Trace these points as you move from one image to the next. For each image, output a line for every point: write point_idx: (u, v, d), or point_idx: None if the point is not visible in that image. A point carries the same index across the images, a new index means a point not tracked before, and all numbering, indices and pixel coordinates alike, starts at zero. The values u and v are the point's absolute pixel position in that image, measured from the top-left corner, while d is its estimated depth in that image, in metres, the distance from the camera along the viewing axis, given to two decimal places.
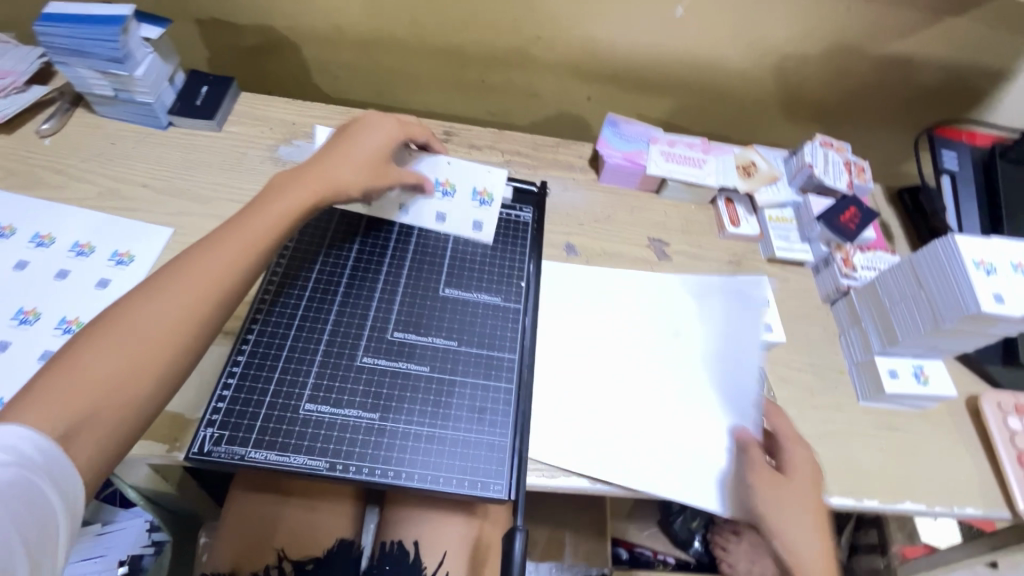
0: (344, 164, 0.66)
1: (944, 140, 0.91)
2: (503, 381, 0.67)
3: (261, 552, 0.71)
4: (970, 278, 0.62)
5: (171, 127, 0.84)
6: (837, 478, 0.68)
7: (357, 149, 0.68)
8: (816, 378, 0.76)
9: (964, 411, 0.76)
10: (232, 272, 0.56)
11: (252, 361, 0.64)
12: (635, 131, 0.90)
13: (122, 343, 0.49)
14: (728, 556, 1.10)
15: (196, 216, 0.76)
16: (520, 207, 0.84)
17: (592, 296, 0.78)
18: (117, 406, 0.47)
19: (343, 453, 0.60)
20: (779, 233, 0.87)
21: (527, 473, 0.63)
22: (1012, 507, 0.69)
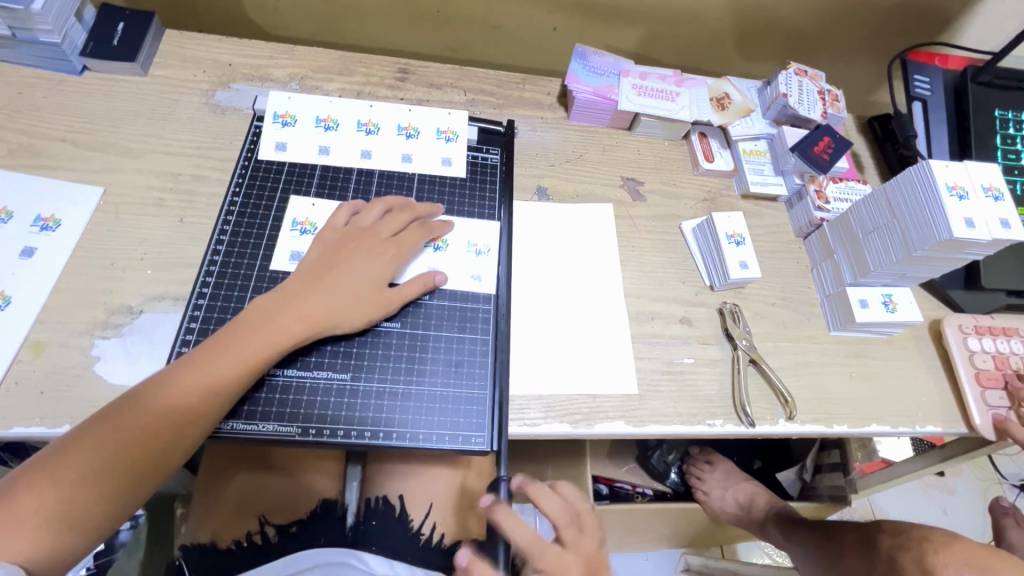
0: (340, 294, 0.59)
1: (917, 65, 0.89)
2: (479, 333, 0.65)
3: (241, 520, 0.70)
4: (944, 205, 0.62)
5: (87, 72, 0.74)
6: (809, 406, 0.70)
7: (352, 283, 0.60)
8: (789, 312, 0.77)
9: (927, 335, 0.79)
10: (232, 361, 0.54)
11: (206, 328, 0.60)
12: (604, 62, 0.84)
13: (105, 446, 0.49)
14: (702, 484, 1.16)
15: (129, 173, 0.68)
16: (487, 148, 0.79)
17: (567, 241, 0.76)
18: (114, 502, 0.49)
19: (315, 417, 0.58)
20: (753, 167, 0.85)
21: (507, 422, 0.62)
22: (968, 422, 0.73)
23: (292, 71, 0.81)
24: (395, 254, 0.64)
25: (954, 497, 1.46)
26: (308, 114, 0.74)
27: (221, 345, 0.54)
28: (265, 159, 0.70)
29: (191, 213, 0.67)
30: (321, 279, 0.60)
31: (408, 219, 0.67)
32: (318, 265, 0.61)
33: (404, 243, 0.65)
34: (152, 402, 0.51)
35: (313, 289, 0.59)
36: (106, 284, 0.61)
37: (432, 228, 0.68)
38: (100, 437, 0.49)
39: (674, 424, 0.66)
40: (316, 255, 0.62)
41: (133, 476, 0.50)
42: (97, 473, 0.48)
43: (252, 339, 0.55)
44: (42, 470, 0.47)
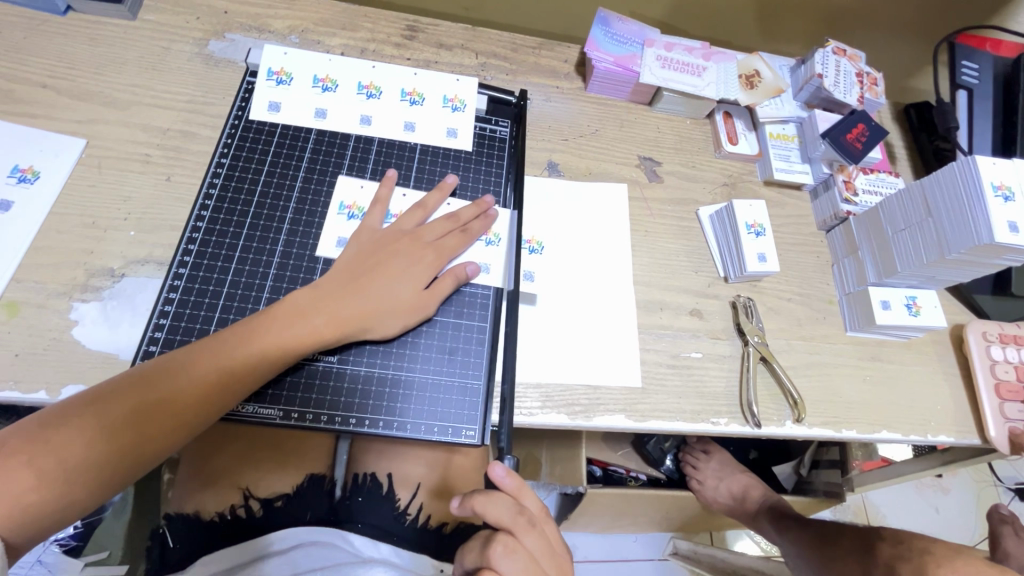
0: (377, 296, 0.57)
1: (965, 51, 0.84)
2: (476, 320, 0.62)
3: (226, 492, 0.68)
4: (987, 208, 0.58)
5: (72, 13, 0.68)
6: (818, 408, 0.68)
7: (388, 290, 0.58)
8: (805, 308, 0.73)
9: (948, 341, 0.75)
10: (261, 346, 0.52)
11: (186, 299, 0.57)
12: (628, 29, 0.78)
13: (109, 417, 0.47)
14: (697, 473, 1.14)
15: (114, 125, 0.64)
16: (496, 120, 0.74)
17: (577, 222, 0.72)
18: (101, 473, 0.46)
19: (299, 400, 0.56)
20: (779, 153, 0.80)
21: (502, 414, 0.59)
22: (982, 433, 0.71)
23: (292, 22, 0.75)
24: (436, 258, 0.61)
25: (948, 497, 1.45)
26: (306, 72, 0.68)
27: (248, 333, 0.53)
28: (256, 120, 0.66)
29: (179, 172, 0.63)
30: (357, 280, 0.57)
31: (450, 226, 0.63)
32: (357, 265, 0.58)
33: (440, 245, 0.62)
34: (164, 377, 0.49)
35: (348, 290, 0.56)
36: (86, 244, 0.58)
37: (474, 231, 0.64)
38: (104, 407, 0.47)
39: (677, 422, 0.64)
40: (352, 253, 0.59)
41: (135, 449, 0.48)
42: (96, 443, 0.46)
43: (278, 333, 0.53)
44: (32, 433, 0.44)
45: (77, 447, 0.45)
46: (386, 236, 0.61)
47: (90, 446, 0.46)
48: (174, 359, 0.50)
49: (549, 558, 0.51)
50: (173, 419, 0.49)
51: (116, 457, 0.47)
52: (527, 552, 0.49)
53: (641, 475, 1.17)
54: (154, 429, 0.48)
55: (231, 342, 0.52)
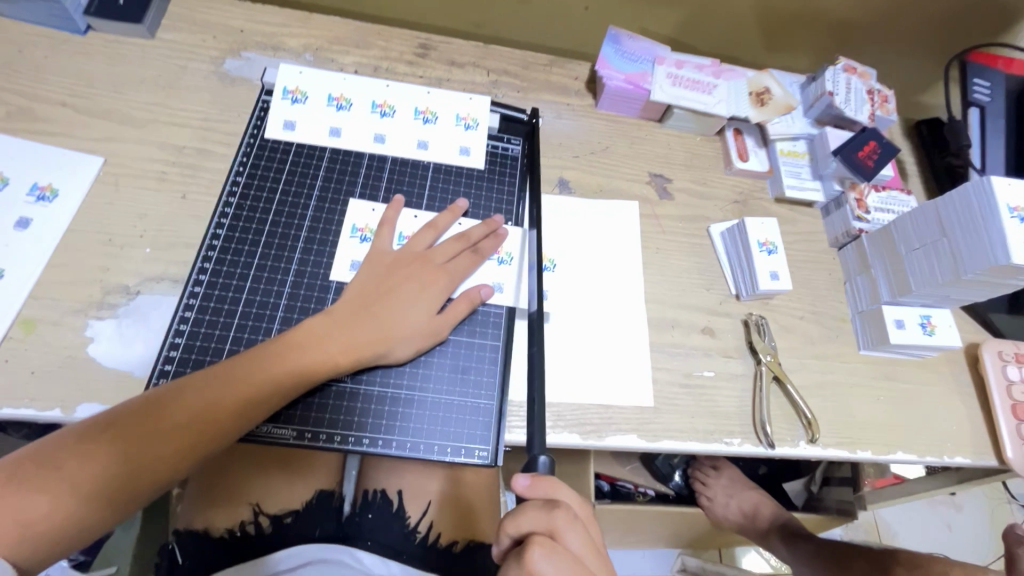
0: (390, 318, 0.57)
1: (977, 69, 0.83)
2: (489, 338, 0.62)
3: (236, 508, 0.68)
4: (1004, 229, 0.57)
5: (92, 33, 0.70)
6: (832, 428, 0.67)
7: (401, 311, 0.58)
8: (818, 326, 0.73)
9: (963, 360, 0.74)
10: (273, 370, 0.52)
11: (201, 318, 0.57)
12: (639, 47, 0.79)
13: (125, 442, 0.47)
14: (706, 490, 1.13)
15: (131, 143, 0.65)
16: (508, 138, 0.75)
17: (588, 239, 0.72)
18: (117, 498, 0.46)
19: (312, 421, 0.56)
20: (790, 170, 0.80)
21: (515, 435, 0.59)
22: (999, 455, 0.70)
23: (307, 41, 0.76)
24: (448, 281, 0.61)
25: (961, 514, 1.43)
26: (320, 91, 0.69)
27: (262, 357, 0.53)
28: (271, 138, 0.67)
29: (194, 190, 0.64)
30: (370, 304, 0.57)
31: (461, 246, 0.64)
32: (370, 289, 0.58)
33: (451, 267, 0.62)
34: (179, 402, 0.49)
35: (361, 314, 0.56)
36: (103, 261, 0.58)
37: (485, 251, 0.64)
38: (121, 431, 0.47)
39: (690, 442, 0.63)
40: (364, 277, 0.59)
41: (150, 474, 0.48)
42: (112, 468, 0.46)
43: (291, 356, 0.53)
44: (48, 459, 0.45)
45: (93, 472, 0.45)
46: (398, 258, 0.61)
47: (107, 471, 0.46)
48: (189, 383, 0.50)
49: (594, 557, 0.46)
50: (188, 443, 0.49)
51: (132, 482, 0.47)
52: (571, 553, 0.44)
53: (649, 490, 1.16)
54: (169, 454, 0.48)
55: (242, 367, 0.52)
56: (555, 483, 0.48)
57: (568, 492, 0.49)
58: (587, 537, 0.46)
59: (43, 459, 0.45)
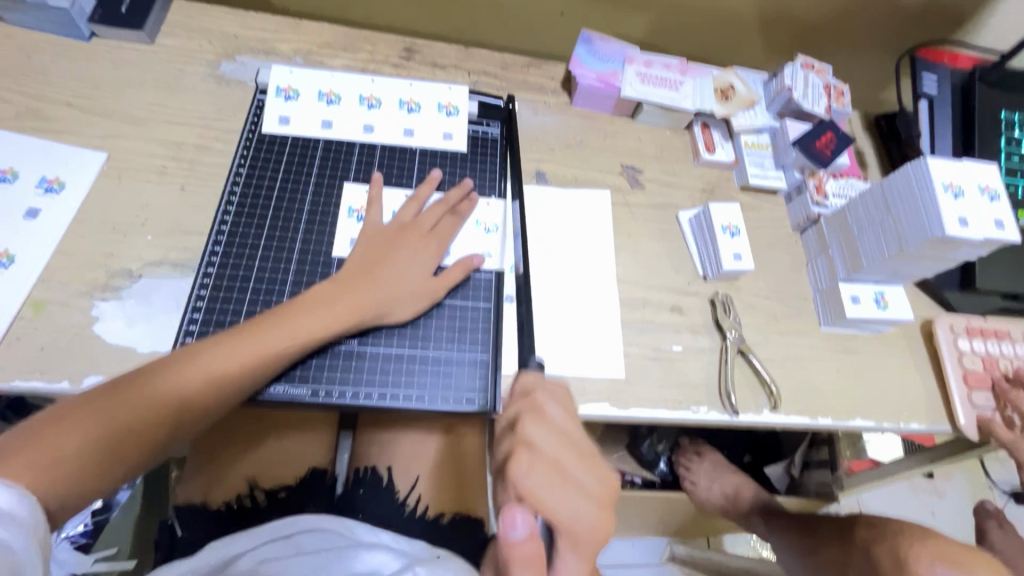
0: (387, 281, 0.62)
1: (925, 63, 0.88)
2: (481, 300, 0.67)
3: (233, 483, 0.72)
4: (937, 203, 0.63)
5: (95, 39, 0.74)
6: (794, 397, 0.71)
7: (397, 275, 0.63)
8: (780, 304, 0.77)
9: (919, 334, 0.79)
10: (283, 330, 0.56)
11: (215, 295, 0.62)
12: (610, 48, 0.84)
13: (142, 399, 0.50)
14: (690, 474, 1.17)
15: (133, 140, 0.69)
16: (488, 122, 0.80)
17: (563, 225, 0.76)
18: (146, 440, 0.50)
19: (325, 379, 0.60)
20: (754, 160, 0.85)
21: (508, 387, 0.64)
22: (952, 421, 0.74)
23: (298, 45, 0.81)
24: (438, 244, 0.66)
25: (943, 501, 1.46)
26: (310, 88, 0.74)
27: (261, 325, 0.56)
28: (267, 132, 0.71)
29: (192, 181, 0.68)
30: (370, 271, 0.62)
31: (443, 210, 0.69)
32: (368, 259, 0.63)
33: (438, 230, 0.67)
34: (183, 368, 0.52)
35: (363, 280, 0.61)
36: (107, 247, 0.62)
37: (463, 211, 0.70)
38: (147, 384, 0.50)
39: (661, 412, 0.67)
40: (361, 249, 0.64)
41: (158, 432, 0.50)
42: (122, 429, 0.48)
43: (298, 316, 0.57)
44: (83, 406, 0.48)
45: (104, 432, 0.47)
46: (389, 228, 0.66)
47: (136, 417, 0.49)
48: (207, 342, 0.54)
49: (577, 427, 0.50)
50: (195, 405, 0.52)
51: (136, 441, 0.49)
52: (555, 424, 0.49)
53: (637, 478, 1.18)
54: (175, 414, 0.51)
55: (255, 327, 0.56)
56: (530, 377, 0.54)
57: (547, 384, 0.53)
58: (566, 410, 0.51)
59: (67, 413, 0.47)
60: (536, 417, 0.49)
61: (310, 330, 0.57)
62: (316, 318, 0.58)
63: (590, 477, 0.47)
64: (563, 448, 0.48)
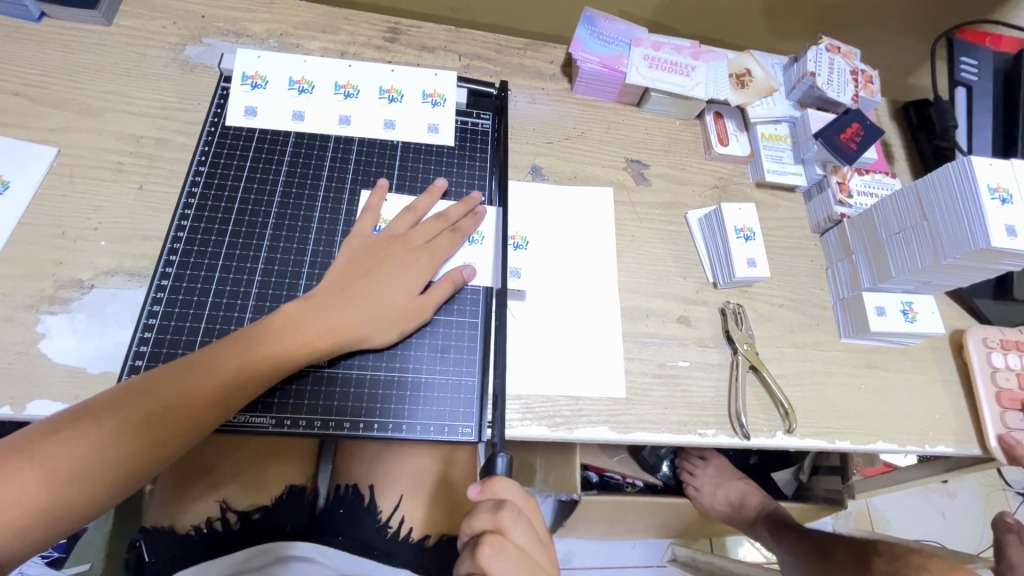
0: (368, 302, 0.56)
1: (965, 47, 0.81)
2: (467, 316, 0.61)
3: (202, 506, 0.67)
4: (982, 211, 0.56)
5: (46, 20, 0.67)
6: (810, 417, 0.65)
7: (378, 295, 0.57)
8: (797, 314, 0.71)
9: (948, 347, 0.73)
10: (248, 361, 0.51)
11: (171, 310, 0.56)
12: (615, 29, 0.76)
13: (87, 439, 0.45)
14: (693, 480, 1.11)
15: (86, 133, 0.63)
16: (478, 113, 0.73)
17: (560, 226, 0.70)
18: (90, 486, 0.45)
19: (292, 407, 0.55)
20: (771, 154, 0.77)
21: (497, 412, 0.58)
22: (983, 444, 0.68)
23: (270, 26, 0.74)
24: (430, 260, 0.60)
25: (955, 501, 1.41)
26: (281, 75, 0.67)
27: (213, 356, 0.51)
28: (233, 126, 0.65)
29: (151, 180, 0.62)
30: (349, 289, 0.56)
31: (441, 227, 0.62)
32: (350, 274, 0.57)
33: (431, 247, 0.61)
34: (121, 410, 0.46)
35: (340, 300, 0.56)
36: (56, 255, 0.57)
37: (465, 230, 0.63)
38: (95, 421, 0.45)
39: (664, 436, 0.62)
40: (343, 263, 0.58)
41: (98, 485, 0.45)
42: (54, 485, 0.43)
43: (266, 343, 0.52)
44: (24, 447, 0.43)
45: (34, 490, 0.43)
46: (377, 241, 0.60)
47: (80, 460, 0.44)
48: (165, 371, 0.49)
49: (539, 546, 0.47)
50: (138, 452, 0.47)
51: (80, 485, 0.44)
52: (517, 548, 0.45)
53: (637, 481, 1.14)
54: (117, 464, 0.46)
55: (219, 357, 0.51)
56: (502, 482, 0.47)
57: (514, 487, 0.48)
58: (531, 525, 0.47)
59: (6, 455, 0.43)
60: (496, 541, 0.45)
61: (277, 359, 0.52)
62: (286, 346, 0.53)
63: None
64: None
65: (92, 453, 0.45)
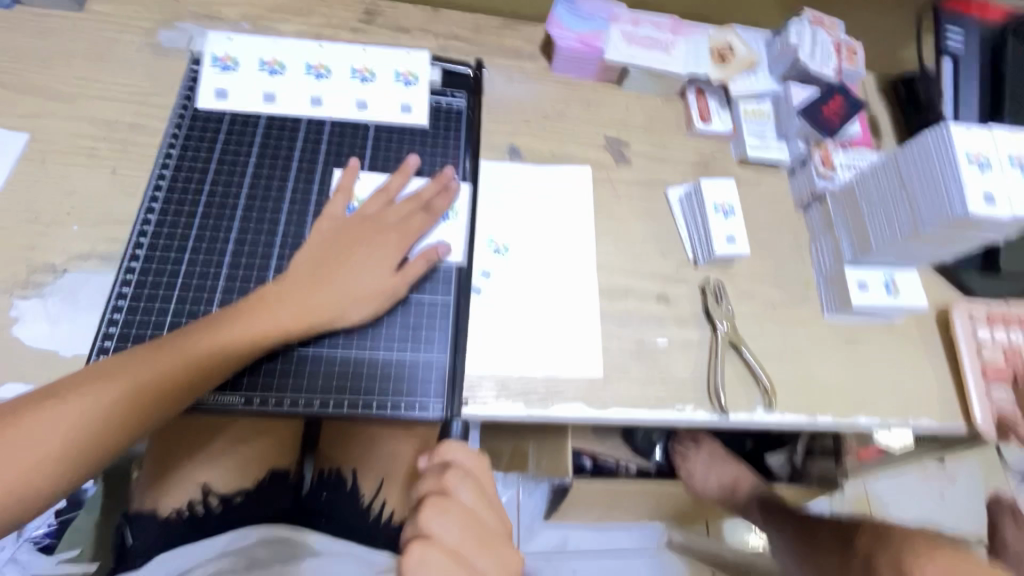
0: (339, 283, 0.56)
1: (950, 16, 0.79)
2: (440, 295, 0.62)
3: (184, 489, 0.67)
4: (961, 178, 0.55)
5: (18, 7, 0.67)
6: (792, 393, 0.65)
7: (350, 275, 0.57)
8: (779, 291, 0.70)
9: (933, 322, 0.72)
10: (221, 341, 0.51)
11: (140, 292, 0.56)
12: (593, 5, 0.75)
13: (58, 420, 0.44)
14: (686, 464, 1.10)
15: (59, 119, 0.63)
16: (452, 92, 0.72)
17: (538, 205, 0.69)
18: (63, 467, 0.45)
19: (261, 386, 0.55)
20: (754, 129, 0.76)
21: (470, 391, 0.58)
22: (969, 419, 0.67)
23: (244, 9, 0.73)
24: (402, 240, 0.60)
25: (954, 484, 1.40)
26: (251, 56, 0.66)
27: (189, 334, 0.51)
28: (203, 108, 0.65)
29: (124, 164, 0.62)
30: (322, 270, 0.57)
31: (413, 207, 0.62)
32: (322, 256, 0.58)
33: (404, 226, 0.61)
34: (98, 385, 0.47)
35: (312, 281, 0.56)
36: (29, 240, 0.57)
37: (437, 209, 0.63)
38: (65, 403, 0.45)
39: (643, 413, 0.61)
40: (314, 244, 0.58)
41: (75, 462, 0.45)
42: (29, 465, 0.43)
43: (237, 325, 0.52)
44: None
45: (12, 465, 0.42)
46: (350, 222, 0.60)
47: (50, 441, 0.44)
48: (138, 352, 0.49)
49: (483, 510, 0.51)
50: (117, 426, 0.47)
51: (53, 467, 0.44)
52: (459, 505, 0.50)
53: (632, 466, 1.10)
54: (96, 438, 0.46)
55: (191, 338, 0.51)
56: (452, 446, 0.53)
57: (464, 453, 0.53)
58: (477, 487, 0.52)
59: None
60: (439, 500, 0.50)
61: (249, 340, 0.53)
62: (257, 327, 0.53)
63: (488, 564, 0.48)
64: (463, 536, 0.48)
65: (70, 427, 0.45)
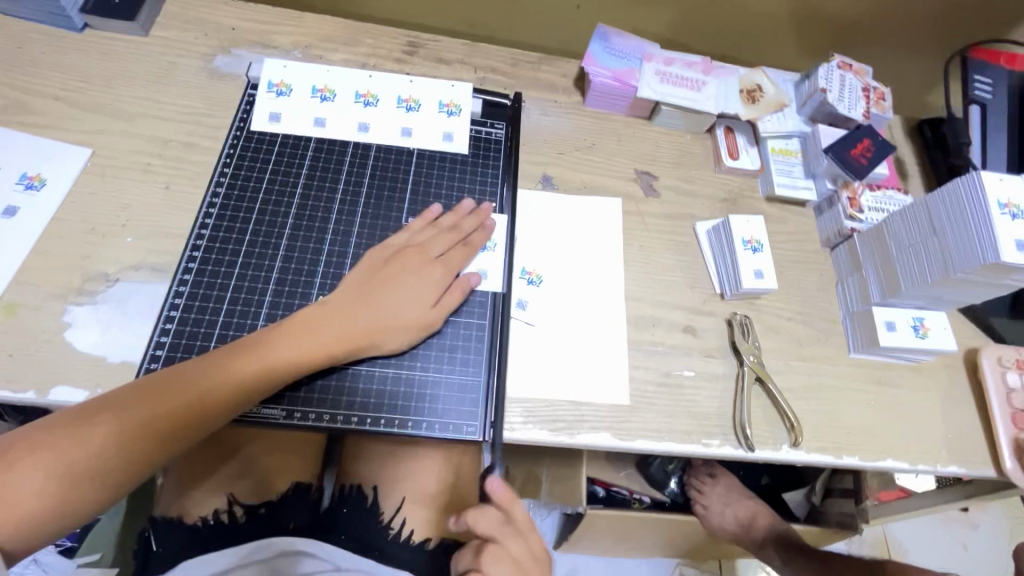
0: (379, 309, 0.57)
1: (977, 65, 0.83)
2: (475, 318, 0.63)
3: (207, 498, 0.68)
4: (993, 227, 0.56)
5: (88, 30, 0.72)
6: (817, 433, 0.65)
7: (388, 304, 0.58)
8: (805, 328, 0.70)
9: (963, 366, 0.72)
10: (261, 362, 0.53)
11: (191, 304, 0.58)
12: (627, 45, 0.78)
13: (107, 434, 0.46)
14: (702, 497, 1.07)
15: (119, 136, 0.66)
16: (492, 122, 0.75)
17: (570, 233, 0.71)
18: (107, 481, 0.46)
19: (301, 400, 0.56)
20: (781, 168, 0.78)
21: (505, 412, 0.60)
22: (998, 466, 0.67)
23: (296, 38, 0.77)
24: (441, 273, 0.61)
25: (977, 533, 1.36)
26: (304, 83, 0.70)
27: (229, 355, 0.52)
28: (257, 130, 0.68)
29: (177, 181, 0.65)
30: (363, 297, 0.58)
31: (453, 239, 0.64)
32: (368, 280, 0.59)
33: (445, 260, 0.62)
34: (147, 400, 0.48)
35: (354, 306, 0.57)
36: (83, 249, 0.59)
37: (476, 244, 0.65)
38: (113, 418, 0.47)
39: (671, 441, 0.62)
40: (359, 271, 0.60)
41: (116, 476, 0.47)
42: (76, 476, 0.45)
43: (277, 346, 0.54)
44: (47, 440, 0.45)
45: (59, 479, 0.44)
46: (394, 254, 0.62)
47: (96, 455, 0.46)
48: (184, 367, 0.51)
49: (532, 560, 0.53)
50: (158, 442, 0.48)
51: (98, 479, 0.46)
52: (511, 557, 0.52)
53: (645, 497, 1.09)
54: (146, 449, 0.48)
55: (233, 358, 0.52)
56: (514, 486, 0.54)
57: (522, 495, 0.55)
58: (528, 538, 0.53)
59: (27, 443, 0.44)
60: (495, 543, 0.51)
61: (288, 362, 0.54)
62: (298, 350, 0.54)
63: None
64: None
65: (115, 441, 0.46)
